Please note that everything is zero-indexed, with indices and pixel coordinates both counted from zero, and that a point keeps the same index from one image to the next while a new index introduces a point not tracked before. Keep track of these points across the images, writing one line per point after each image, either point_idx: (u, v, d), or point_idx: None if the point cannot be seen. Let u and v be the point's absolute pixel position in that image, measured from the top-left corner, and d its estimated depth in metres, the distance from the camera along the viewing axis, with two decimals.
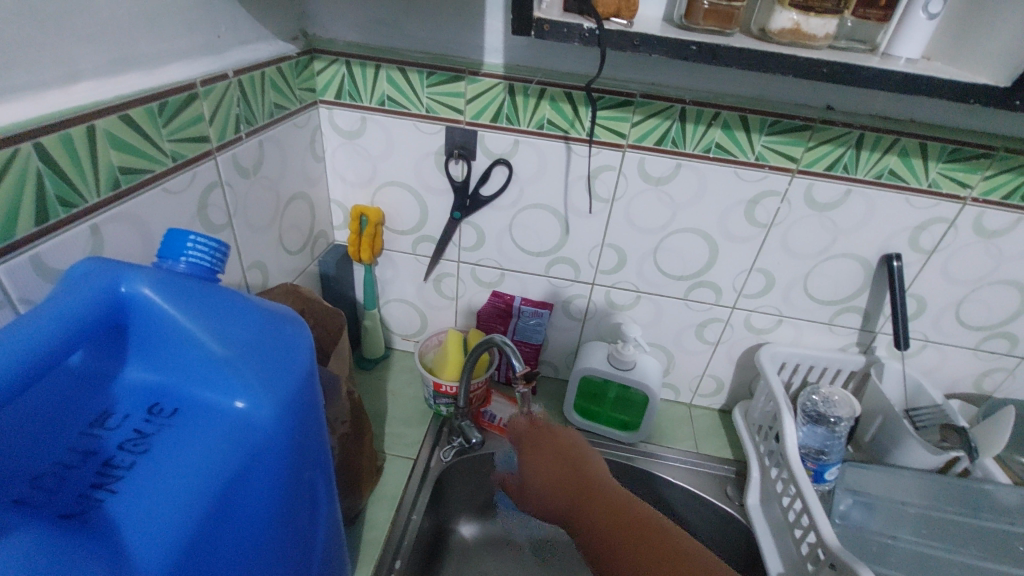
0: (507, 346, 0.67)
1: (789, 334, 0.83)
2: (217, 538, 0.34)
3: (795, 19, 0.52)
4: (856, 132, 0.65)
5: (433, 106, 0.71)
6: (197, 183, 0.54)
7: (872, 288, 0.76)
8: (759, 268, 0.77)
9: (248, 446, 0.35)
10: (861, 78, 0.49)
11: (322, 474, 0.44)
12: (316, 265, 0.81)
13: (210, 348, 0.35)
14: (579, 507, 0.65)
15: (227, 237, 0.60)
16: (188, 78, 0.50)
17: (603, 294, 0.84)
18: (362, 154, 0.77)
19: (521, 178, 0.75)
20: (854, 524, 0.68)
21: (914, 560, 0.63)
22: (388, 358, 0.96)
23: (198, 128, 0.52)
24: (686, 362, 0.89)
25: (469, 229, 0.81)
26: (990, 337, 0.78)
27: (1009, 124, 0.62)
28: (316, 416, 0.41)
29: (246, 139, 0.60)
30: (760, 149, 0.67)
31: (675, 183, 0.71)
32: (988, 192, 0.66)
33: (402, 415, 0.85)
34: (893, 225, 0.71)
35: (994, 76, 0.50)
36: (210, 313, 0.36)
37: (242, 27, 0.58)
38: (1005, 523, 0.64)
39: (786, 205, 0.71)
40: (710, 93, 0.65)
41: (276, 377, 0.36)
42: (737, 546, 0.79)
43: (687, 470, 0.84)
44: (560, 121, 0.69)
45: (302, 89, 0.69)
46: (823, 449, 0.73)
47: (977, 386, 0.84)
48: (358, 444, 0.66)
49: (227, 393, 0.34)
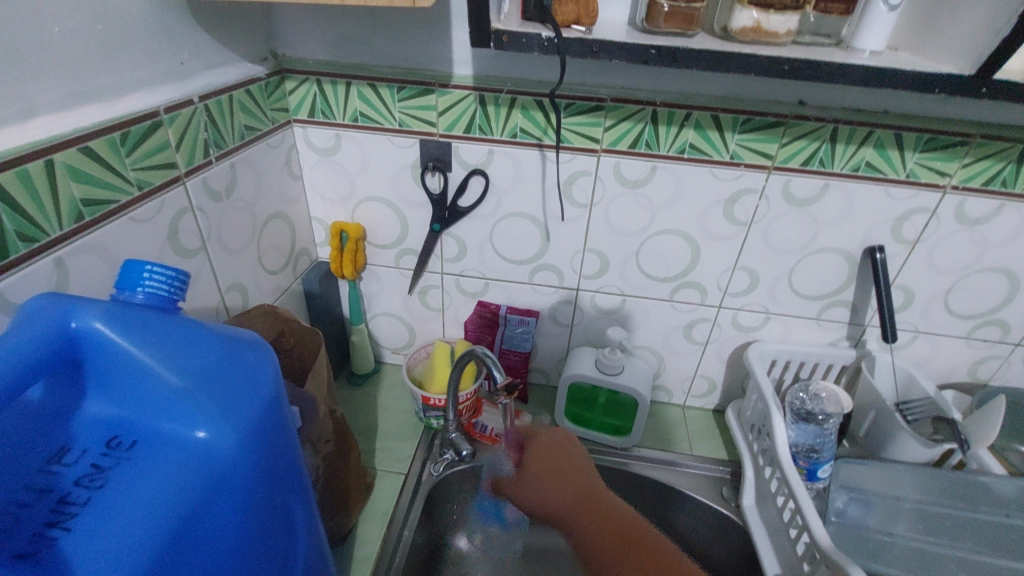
0: (487, 358, 0.67)
1: (777, 331, 0.82)
2: (180, 571, 0.34)
3: (755, 17, 0.51)
4: (830, 126, 0.64)
5: (406, 120, 0.71)
6: (166, 211, 0.54)
7: (858, 282, 0.76)
8: (742, 266, 0.76)
9: (209, 476, 0.34)
10: (825, 73, 0.48)
11: (299, 498, 0.44)
12: (300, 283, 0.81)
13: (167, 379, 0.35)
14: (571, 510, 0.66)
15: (202, 261, 0.60)
16: (150, 106, 0.51)
17: (589, 299, 0.83)
18: (339, 170, 0.77)
19: (498, 187, 0.74)
20: (851, 522, 0.66)
21: (912, 557, 0.62)
22: (378, 372, 0.96)
23: (164, 155, 0.53)
24: (677, 364, 0.89)
25: (450, 240, 0.81)
26: (982, 325, 0.77)
27: (984, 111, 0.62)
28: (287, 439, 0.40)
29: (216, 162, 0.60)
30: (734, 147, 0.67)
31: (652, 185, 0.71)
32: (967, 180, 0.66)
33: (393, 429, 0.85)
34: (874, 217, 0.70)
35: (958, 65, 0.49)
36: (167, 344, 0.36)
37: (207, 52, 0.59)
38: (1002, 516, 0.63)
39: (765, 202, 0.71)
40: (681, 93, 0.65)
41: (236, 403, 0.35)
42: (735, 549, 0.78)
43: (682, 473, 0.83)
44: (533, 129, 0.69)
45: (274, 109, 0.69)
46: (814, 446, 0.72)
47: (973, 375, 0.82)
48: (344, 462, 0.65)
49: (186, 423, 0.34)
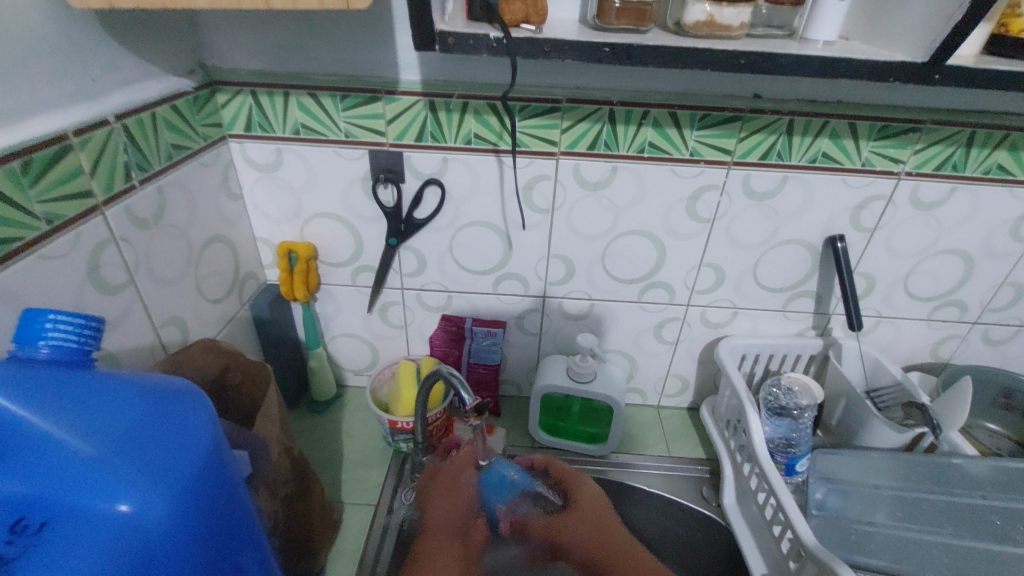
0: (454, 376, 0.63)
1: (745, 325, 0.82)
2: None
3: (708, 10, 0.50)
4: (785, 118, 0.63)
5: (352, 130, 0.66)
6: (84, 244, 0.48)
7: (821, 271, 0.76)
8: (708, 263, 0.75)
9: (140, 550, 0.31)
10: (781, 66, 0.47)
11: (256, 552, 0.40)
12: (248, 310, 0.76)
13: (79, 448, 0.30)
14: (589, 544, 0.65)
15: (131, 297, 0.54)
16: (56, 129, 0.45)
17: (557, 306, 0.81)
18: (283, 187, 0.72)
19: (455, 197, 0.71)
20: (833, 512, 0.66)
21: (893, 543, 0.62)
22: (341, 397, 0.91)
23: (77, 183, 0.47)
24: (649, 365, 0.87)
25: (409, 254, 0.77)
26: (941, 306, 0.78)
27: (932, 97, 0.62)
28: (232, 492, 0.37)
29: (141, 187, 0.55)
30: (693, 144, 0.66)
31: (614, 187, 0.69)
32: (921, 165, 0.66)
33: (359, 457, 0.80)
34: (834, 208, 0.70)
35: (911, 52, 0.48)
36: (80, 407, 0.32)
37: (124, 67, 0.53)
38: (979, 497, 0.63)
39: (726, 198, 0.70)
40: (637, 91, 0.63)
41: (167, 467, 0.32)
42: (717, 550, 0.77)
43: (661, 476, 0.81)
44: (487, 134, 0.66)
45: (205, 125, 0.64)
46: (790, 441, 0.71)
47: (935, 355, 0.84)
48: (305, 500, 0.61)
49: (106, 495, 0.30)
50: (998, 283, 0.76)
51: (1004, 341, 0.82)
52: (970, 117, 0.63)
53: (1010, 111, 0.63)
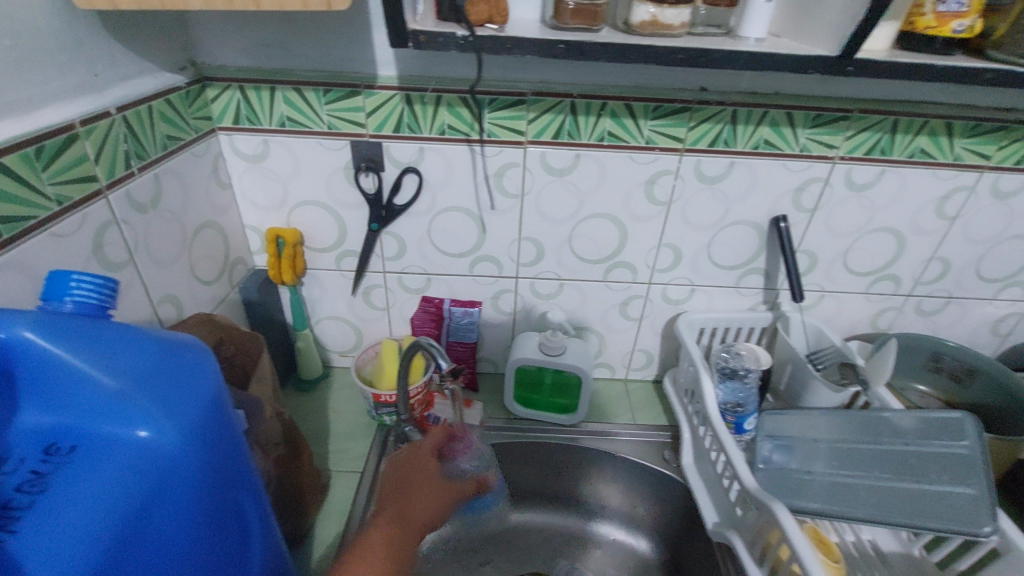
0: (433, 346, 0.68)
1: (702, 301, 0.89)
2: (128, 561, 0.36)
3: (652, 12, 0.56)
4: (729, 109, 0.70)
5: (335, 123, 0.72)
6: (90, 224, 0.53)
7: (768, 250, 0.83)
8: (666, 243, 0.82)
9: (154, 472, 0.37)
10: (715, 61, 0.54)
11: (251, 494, 0.45)
12: (238, 292, 0.80)
13: (104, 384, 0.36)
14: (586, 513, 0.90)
15: (130, 275, 0.59)
16: (65, 119, 0.50)
17: (529, 286, 0.87)
18: (270, 176, 0.77)
19: (432, 184, 0.77)
20: (777, 465, 0.74)
21: (828, 488, 0.69)
22: (327, 376, 0.96)
23: (84, 169, 0.52)
24: (616, 340, 0.94)
25: (390, 239, 0.82)
26: (877, 281, 0.86)
27: (858, 89, 0.70)
28: (233, 436, 0.42)
29: (139, 174, 0.59)
30: (648, 133, 0.72)
31: (577, 173, 0.75)
32: (852, 150, 0.73)
33: (346, 431, 0.86)
34: (775, 190, 0.77)
35: (827, 47, 0.55)
36: (101, 350, 0.37)
37: (122, 63, 0.58)
38: (902, 444, 0.70)
39: (680, 181, 0.76)
40: (596, 85, 0.69)
41: (176, 405, 0.38)
42: (677, 508, 0.84)
43: (624, 441, 0.88)
44: (460, 125, 0.72)
45: (196, 118, 0.69)
46: (740, 402, 0.77)
47: (874, 325, 0.92)
48: (294, 464, 0.67)
49: (127, 424, 0.36)
50: (928, 258, 0.84)
51: (935, 312, 0.90)
52: (892, 107, 0.71)
53: (928, 102, 0.71)
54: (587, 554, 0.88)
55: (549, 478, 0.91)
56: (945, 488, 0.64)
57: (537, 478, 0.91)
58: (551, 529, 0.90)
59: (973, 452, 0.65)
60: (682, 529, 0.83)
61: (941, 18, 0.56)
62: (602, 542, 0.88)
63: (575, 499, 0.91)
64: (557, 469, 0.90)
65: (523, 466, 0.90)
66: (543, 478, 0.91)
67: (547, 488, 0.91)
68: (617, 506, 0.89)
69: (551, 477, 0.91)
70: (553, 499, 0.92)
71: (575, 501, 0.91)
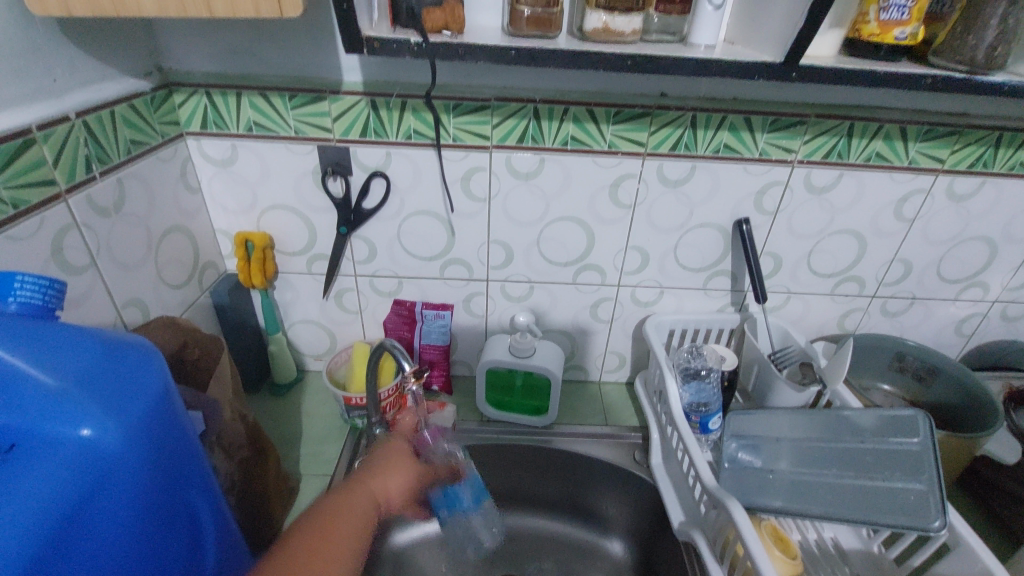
0: (396, 347, 0.68)
1: (671, 303, 0.90)
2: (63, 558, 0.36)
3: (603, 19, 0.57)
4: (688, 113, 0.71)
5: (302, 127, 0.72)
6: (48, 228, 0.54)
7: (733, 252, 0.84)
8: (633, 246, 0.83)
9: (96, 468, 0.37)
10: (662, 66, 0.55)
11: (203, 493, 0.46)
12: (208, 297, 0.81)
13: (46, 383, 0.37)
14: (562, 516, 0.91)
15: (93, 277, 0.59)
16: (20, 124, 0.50)
17: (499, 289, 0.88)
18: (238, 180, 0.77)
19: (399, 188, 0.78)
20: (743, 464, 0.75)
21: (789, 485, 0.70)
22: (301, 380, 0.96)
23: (41, 173, 0.53)
24: (587, 343, 0.95)
25: (360, 242, 0.83)
26: (842, 282, 0.88)
27: (814, 94, 0.72)
28: (181, 434, 0.43)
29: (100, 179, 0.60)
30: (611, 137, 0.73)
31: (543, 176, 0.76)
32: (811, 153, 0.75)
33: (317, 434, 0.86)
34: (738, 193, 0.78)
35: (771, 52, 0.57)
36: (45, 350, 0.38)
37: (82, 69, 0.59)
38: (859, 442, 0.71)
39: (644, 185, 0.77)
40: (557, 91, 0.71)
41: (121, 402, 0.38)
42: (646, 507, 0.85)
43: (596, 442, 0.89)
44: (425, 129, 0.73)
45: (163, 123, 0.70)
46: (703, 401, 0.79)
47: (840, 326, 0.94)
48: (257, 466, 0.67)
49: (71, 421, 0.37)
50: (890, 259, 0.85)
51: (901, 313, 0.92)
52: (847, 111, 0.72)
53: (882, 107, 0.73)
54: (558, 555, 0.88)
55: (527, 481, 0.91)
56: (898, 484, 0.65)
57: (514, 481, 0.91)
58: (527, 532, 0.91)
59: (923, 447, 0.66)
60: (651, 530, 0.84)
61: (884, 26, 0.58)
62: (572, 542, 0.89)
63: (552, 501, 0.92)
64: (536, 473, 0.91)
65: (502, 471, 0.91)
66: (521, 482, 0.91)
67: (525, 491, 0.92)
68: (588, 507, 0.90)
69: (530, 481, 0.91)
70: (530, 502, 0.92)
71: (547, 501, 0.92)
